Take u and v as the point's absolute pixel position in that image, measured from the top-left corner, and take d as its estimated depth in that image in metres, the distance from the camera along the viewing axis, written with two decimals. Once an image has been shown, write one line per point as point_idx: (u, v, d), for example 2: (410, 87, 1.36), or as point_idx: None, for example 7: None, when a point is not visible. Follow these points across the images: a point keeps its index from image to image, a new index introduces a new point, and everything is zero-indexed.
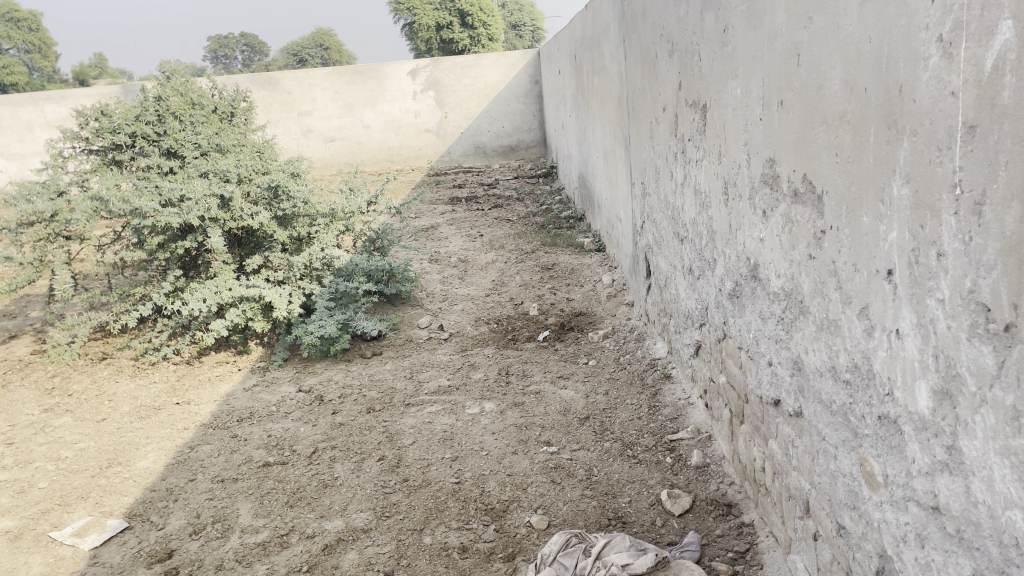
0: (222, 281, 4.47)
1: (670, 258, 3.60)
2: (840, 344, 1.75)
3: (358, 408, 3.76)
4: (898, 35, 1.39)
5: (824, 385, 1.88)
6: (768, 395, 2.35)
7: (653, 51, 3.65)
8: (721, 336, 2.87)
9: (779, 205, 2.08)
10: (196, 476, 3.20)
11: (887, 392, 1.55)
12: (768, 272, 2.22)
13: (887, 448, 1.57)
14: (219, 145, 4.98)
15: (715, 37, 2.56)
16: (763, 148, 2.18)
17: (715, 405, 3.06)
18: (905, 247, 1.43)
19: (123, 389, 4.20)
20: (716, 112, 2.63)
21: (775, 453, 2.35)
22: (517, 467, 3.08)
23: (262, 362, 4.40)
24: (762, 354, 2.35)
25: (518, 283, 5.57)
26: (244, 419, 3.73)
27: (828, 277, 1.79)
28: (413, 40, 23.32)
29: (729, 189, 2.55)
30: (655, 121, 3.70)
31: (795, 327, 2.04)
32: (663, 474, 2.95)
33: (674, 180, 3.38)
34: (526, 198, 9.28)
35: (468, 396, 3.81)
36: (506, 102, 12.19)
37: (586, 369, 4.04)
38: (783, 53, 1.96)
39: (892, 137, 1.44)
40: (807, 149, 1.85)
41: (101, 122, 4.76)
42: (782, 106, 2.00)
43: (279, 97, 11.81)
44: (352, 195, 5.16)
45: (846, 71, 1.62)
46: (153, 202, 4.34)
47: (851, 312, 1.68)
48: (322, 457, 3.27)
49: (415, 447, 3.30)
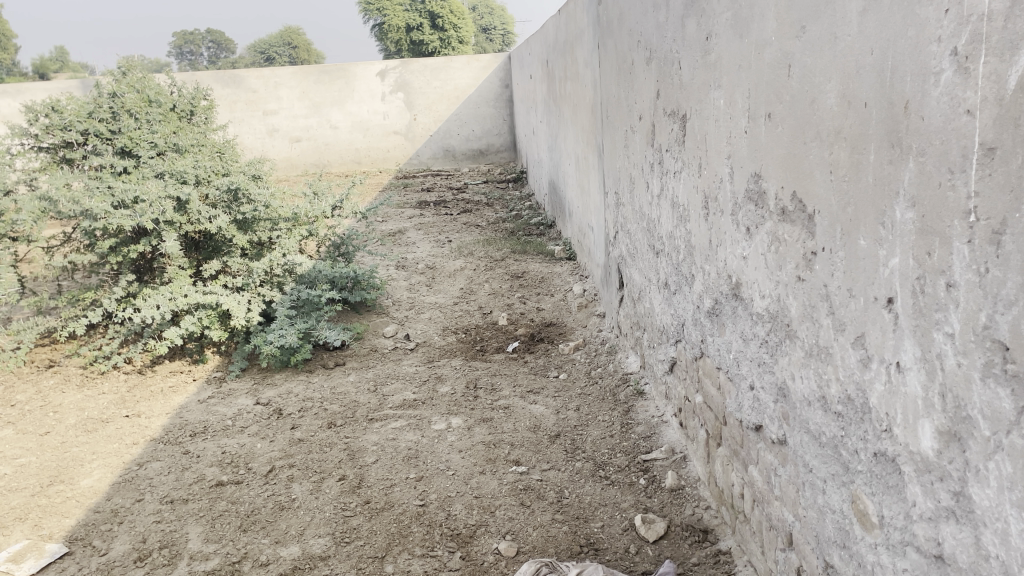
0: (177, 287, 4.28)
1: (645, 270, 3.50)
2: (831, 373, 1.65)
3: (319, 423, 3.60)
4: (904, 48, 1.29)
5: (812, 415, 1.78)
6: (749, 420, 2.25)
7: (629, 57, 3.54)
8: (697, 354, 2.77)
9: (765, 223, 1.98)
10: (144, 496, 3.01)
11: (885, 428, 1.45)
12: (751, 291, 2.12)
13: (883, 487, 1.48)
14: (177, 145, 4.78)
15: (697, 45, 2.45)
16: (747, 163, 2.08)
17: (690, 425, 2.96)
18: (908, 275, 1.33)
19: (69, 400, 3.99)
20: (696, 122, 2.53)
21: (756, 480, 2.25)
22: (485, 488, 2.95)
23: (218, 372, 4.22)
24: (743, 376, 2.25)
25: (487, 292, 5.43)
26: (197, 434, 3.54)
27: (819, 301, 1.69)
28: (383, 40, 23.08)
29: (710, 203, 2.45)
30: (631, 129, 3.60)
31: (781, 351, 1.94)
32: (636, 496, 2.84)
33: (650, 191, 3.28)
34: (495, 203, 9.16)
35: (435, 411, 3.66)
36: (476, 105, 12.06)
37: (557, 383, 3.92)
38: (773, 63, 1.86)
39: (896, 156, 1.35)
40: (798, 166, 1.75)
41: (51, 118, 4.52)
42: (770, 118, 1.90)
43: (244, 95, 11.55)
44: (316, 198, 4.99)
45: (843, 84, 1.52)
46: (105, 203, 4.13)
47: (844, 340, 1.58)
48: (279, 477, 3.11)
49: (378, 466, 3.15)
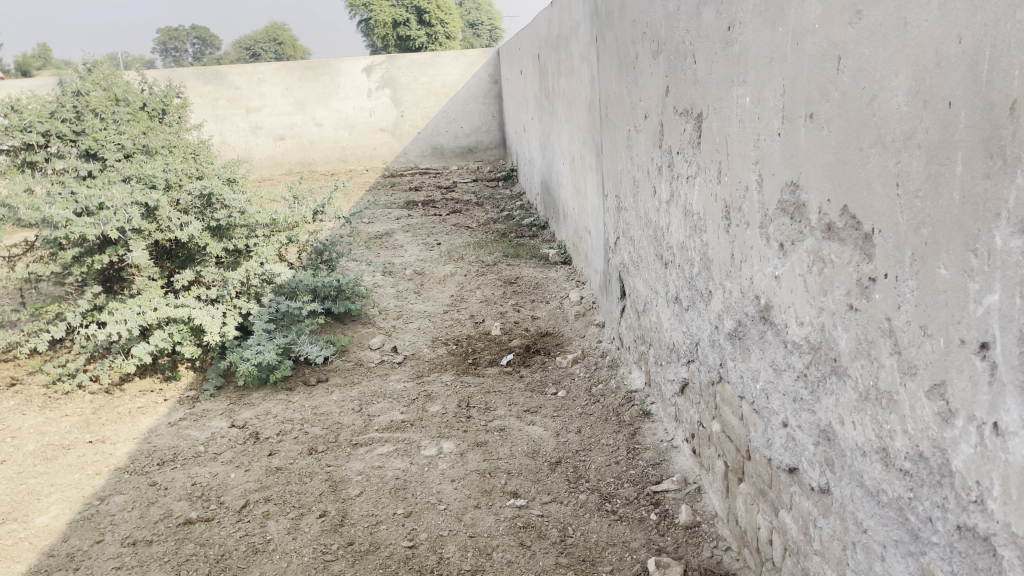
0: (146, 300, 3.99)
1: (651, 280, 3.24)
2: (896, 424, 1.40)
3: (299, 449, 3.32)
4: (1011, 35, 1.04)
5: (868, 467, 1.52)
6: (780, 460, 1.99)
7: (631, 51, 3.29)
8: (714, 378, 2.51)
9: (804, 240, 1.72)
10: (104, 537, 2.73)
11: (975, 499, 1.19)
12: (785, 317, 1.86)
13: (970, 568, 1.23)
14: (147, 146, 4.49)
15: (716, 37, 2.19)
16: (781, 169, 1.82)
17: (705, 453, 2.71)
18: (1014, 317, 1.07)
19: (30, 423, 3.68)
20: (714, 123, 2.27)
21: (788, 527, 1.99)
22: (481, 525, 2.68)
23: (192, 392, 3.93)
24: (775, 412, 1.99)
25: (479, 299, 5.15)
26: (167, 463, 3.26)
27: (879, 336, 1.43)
28: (370, 35, 22.67)
29: (731, 213, 2.19)
30: (634, 128, 3.33)
31: (824, 389, 1.68)
32: (647, 535, 2.57)
33: (658, 196, 3.01)
34: (486, 203, 8.87)
35: (424, 434, 3.38)
36: (465, 102, 11.79)
37: (556, 401, 3.65)
38: (815, 55, 1.59)
39: (995, 168, 1.09)
40: (851, 176, 1.49)
41: (9, 119, 4.18)
42: (812, 120, 1.64)
43: (226, 92, 11.20)
44: (297, 202, 4.71)
45: (916, 78, 1.25)
46: (67, 211, 3.83)
47: (914, 386, 1.33)
48: (253, 513, 2.83)
49: (362, 500, 2.88)
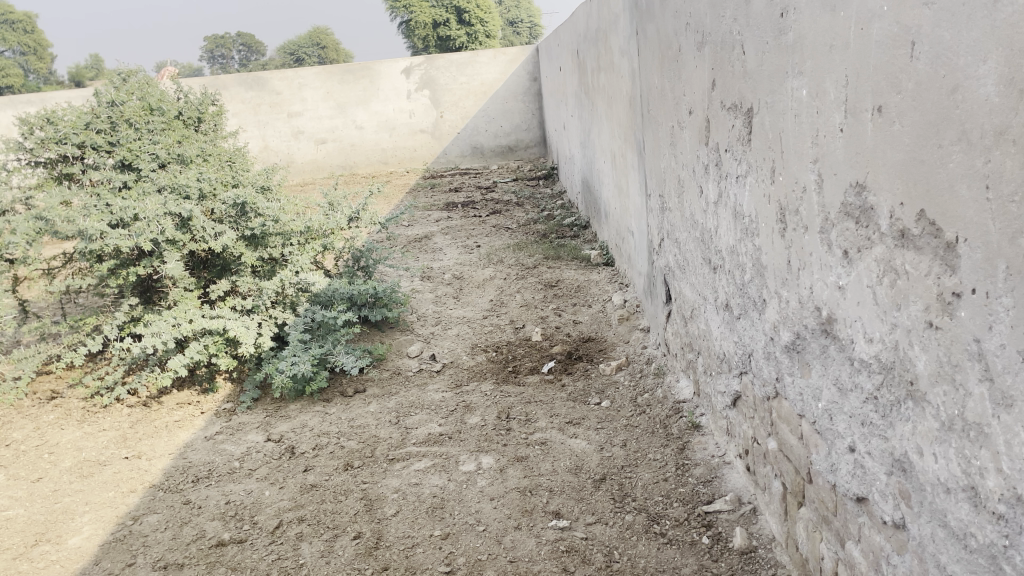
0: (182, 312, 3.94)
1: (698, 285, 3.06)
2: (989, 462, 1.22)
3: (334, 464, 3.22)
4: None
5: (952, 506, 1.34)
6: (847, 488, 1.81)
7: (674, 43, 3.11)
8: (770, 392, 2.33)
9: (873, 248, 1.54)
10: (135, 560, 2.66)
11: None
12: (851, 333, 1.68)
13: None
14: (181, 155, 4.46)
15: (767, 25, 2.01)
16: (844, 169, 1.64)
17: (760, 472, 2.53)
18: None
19: (68, 438, 3.65)
20: (766, 118, 2.09)
21: (856, 560, 1.81)
22: (521, 548, 2.54)
23: (229, 404, 3.87)
24: (840, 435, 1.81)
25: (519, 303, 5.01)
26: (201, 480, 3.18)
27: (966, 360, 1.25)
28: (410, 36, 22.66)
29: (787, 216, 2.01)
30: (677, 125, 3.16)
31: (899, 415, 1.50)
32: (699, 560, 2.41)
33: (705, 197, 2.83)
34: (527, 203, 8.73)
35: (462, 448, 3.26)
36: (504, 100, 11.65)
37: (600, 412, 3.49)
38: (884, 41, 1.41)
39: None
40: (929, 177, 1.31)
41: (45, 131, 4.16)
42: (880, 113, 1.46)
43: (268, 98, 11.23)
44: (332, 209, 4.62)
45: (1011, 64, 1.08)
46: (102, 222, 3.79)
47: (1010, 419, 1.15)
48: (286, 535, 2.73)
49: (398, 520, 2.76)
